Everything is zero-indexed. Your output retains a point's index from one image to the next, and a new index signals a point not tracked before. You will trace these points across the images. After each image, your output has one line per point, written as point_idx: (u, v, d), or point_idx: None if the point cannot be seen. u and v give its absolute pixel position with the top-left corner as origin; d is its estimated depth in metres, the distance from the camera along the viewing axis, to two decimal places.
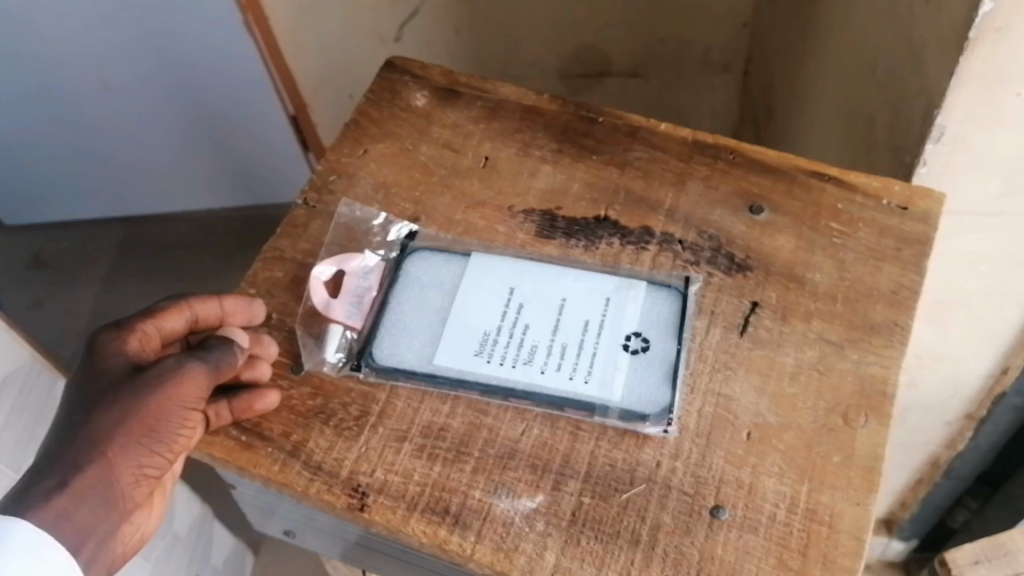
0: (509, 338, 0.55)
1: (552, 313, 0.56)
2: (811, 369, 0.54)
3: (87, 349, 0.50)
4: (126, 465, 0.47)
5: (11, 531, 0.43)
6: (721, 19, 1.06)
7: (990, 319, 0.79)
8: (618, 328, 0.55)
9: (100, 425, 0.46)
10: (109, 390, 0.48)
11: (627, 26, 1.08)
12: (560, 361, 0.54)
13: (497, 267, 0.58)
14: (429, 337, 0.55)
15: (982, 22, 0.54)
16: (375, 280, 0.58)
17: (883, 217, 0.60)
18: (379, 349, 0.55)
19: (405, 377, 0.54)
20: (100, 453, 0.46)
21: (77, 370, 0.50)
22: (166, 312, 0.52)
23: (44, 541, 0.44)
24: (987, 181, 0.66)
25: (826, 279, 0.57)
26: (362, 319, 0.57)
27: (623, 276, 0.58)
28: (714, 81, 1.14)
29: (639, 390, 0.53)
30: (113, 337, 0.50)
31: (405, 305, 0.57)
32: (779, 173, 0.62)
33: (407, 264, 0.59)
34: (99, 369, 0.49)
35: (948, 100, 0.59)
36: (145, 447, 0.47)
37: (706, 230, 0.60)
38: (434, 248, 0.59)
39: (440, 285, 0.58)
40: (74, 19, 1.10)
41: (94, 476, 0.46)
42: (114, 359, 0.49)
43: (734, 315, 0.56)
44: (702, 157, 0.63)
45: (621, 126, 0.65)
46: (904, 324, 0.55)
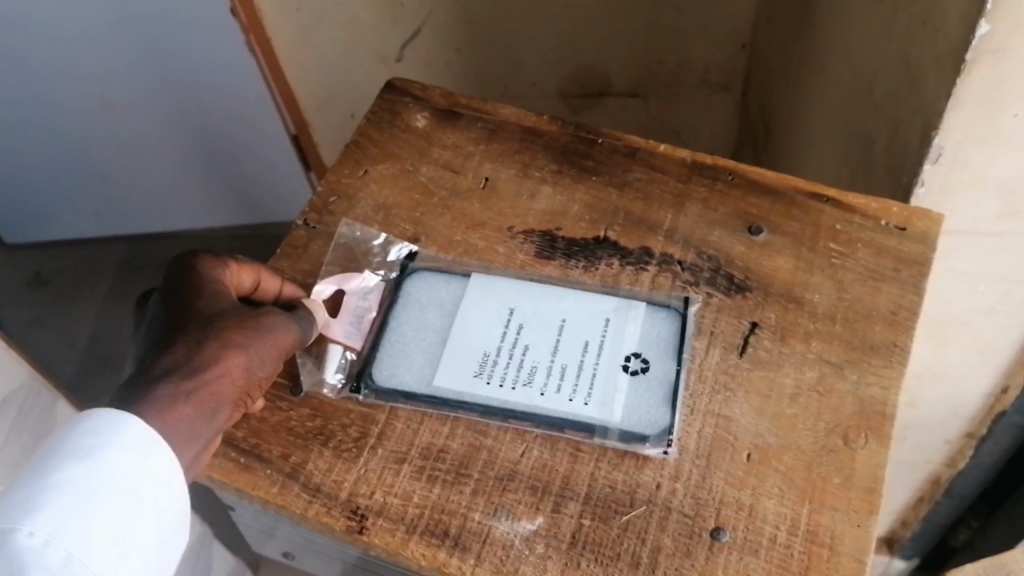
0: (511, 359, 0.55)
1: (552, 334, 0.56)
2: (810, 390, 0.54)
3: (178, 266, 0.53)
4: (235, 387, 0.48)
5: (123, 425, 0.43)
6: (719, 37, 1.07)
7: (990, 338, 0.79)
8: (621, 347, 0.55)
9: (225, 342, 0.48)
10: (229, 313, 0.50)
11: (626, 46, 1.08)
12: (561, 383, 0.54)
13: (498, 287, 0.58)
14: (429, 358, 0.55)
15: (979, 43, 0.55)
16: (374, 301, 0.59)
17: (881, 238, 0.60)
18: (378, 370, 0.55)
19: (405, 397, 0.54)
20: (222, 367, 0.48)
21: (165, 287, 0.52)
22: (243, 264, 0.54)
23: (156, 441, 0.44)
24: (987, 200, 0.66)
25: (826, 299, 0.57)
26: (362, 339, 0.57)
27: (622, 297, 0.58)
28: (712, 100, 1.15)
29: (643, 409, 0.53)
30: (217, 265, 0.53)
31: (404, 326, 0.57)
32: (778, 194, 0.62)
33: (407, 285, 0.59)
34: (207, 288, 0.51)
35: (946, 121, 0.60)
36: (250, 379, 0.49)
37: (705, 251, 0.60)
38: (434, 269, 0.59)
39: (440, 305, 0.58)
40: (76, 41, 1.11)
41: (211, 392, 0.47)
42: (215, 283, 0.52)
43: (733, 336, 0.56)
44: (701, 177, 0.63)
45: (620, 148, 0.65)
46: (903, 345, 0.55)
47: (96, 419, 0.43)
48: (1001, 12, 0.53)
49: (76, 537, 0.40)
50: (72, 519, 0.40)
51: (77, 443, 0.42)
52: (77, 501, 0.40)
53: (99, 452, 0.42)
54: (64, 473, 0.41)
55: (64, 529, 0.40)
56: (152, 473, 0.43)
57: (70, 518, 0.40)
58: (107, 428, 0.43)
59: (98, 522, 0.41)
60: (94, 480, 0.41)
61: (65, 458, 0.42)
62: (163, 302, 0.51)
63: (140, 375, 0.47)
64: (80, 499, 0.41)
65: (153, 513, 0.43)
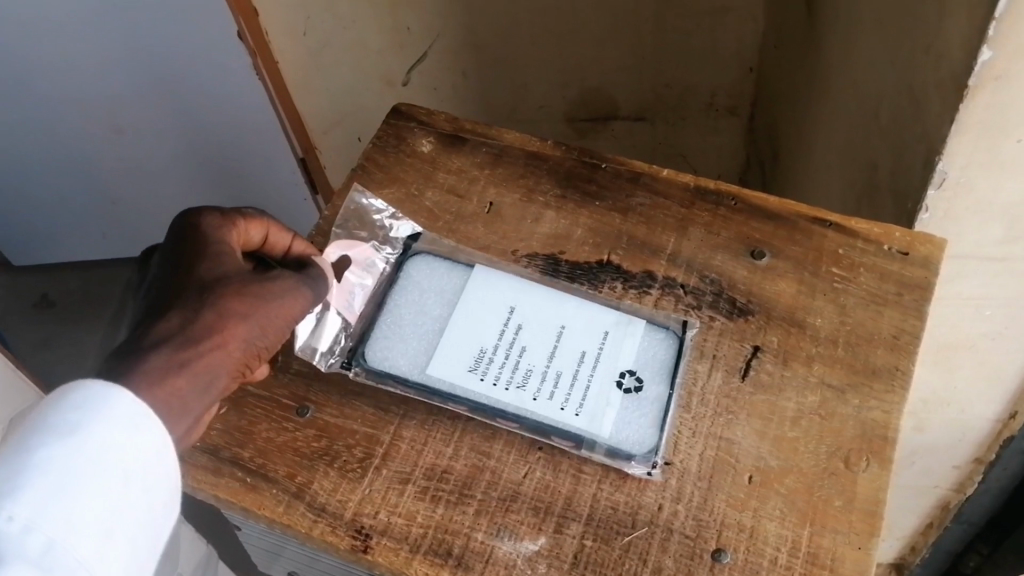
0: (507, 356, 0.55)
1: (550, 338, 0.56)
2: (812, 414, 0.54)
3: (183, 223, 0.54)
4: (234, 358, 0.50)
5: (112, 399, 0.44)
6: (727, 61, 1.08)
7: (994, 361, 0.80)
8: (615, 363, 0.56)
9: (223, 311, 0.50)
10: (235, 276, 0.52)
11: (634, 70, 1.10)
12: (554, 389, 0.54)
13: (500, 284, 0.58)
14: (425, 344, 0.56)
15: (981, 70, 0.55)
16: (376, 273, 0.60)
17: (884, 262, 0.60)
18: (372, 349, 0.56)
19: (397, 382, 0.54)
20: (221, 337, 0.49)
21: (168, 246, 0.54)
22: (251, 220, 0.56)
23: (145, 414, 0.45)
24: (991, 224, 0.67)
25: (828, 323, 0.58)
26: (360, 307, 0.59)
27: (624, 312, 0.58)
28: (720, 124, 1.16)
29: (631, 429, 0.53)
30: (227, 224, 0.55)
31: (401, 304, 0.58)
32: (780, 219, 0.62)
33: (408, 266, 0.60)
34: (210, 249, 0.53)
35: (948, 147, 0.61)
36: (250, 349, 0.51)
37: (707, 274, 0.60)
38: (437, 255, 0.60)
39: (440, 292, 0.59)
40: (91, 74, 1.12)
41: (206, 364, 0.48)
42: (220, 243, 0.54)
43: (735, 359, 0.56)
44: (704, 203, 0.63)
45: (623, 172, 0.66)
46: (905, 369, 0.56)
47: (80, 392, 0.44)
48: (1002, 40, 0.53)
49: (56, 521, 0.41)
50: (55, 502, 0.41)
51: (59, 419, 0.43)
52: (59, 484, 0.42)
53: (85, 428, 0.43)
54: (48, 451, 0.42)
55: (46, 514, 0.41)
56: (136, 449, 0.44)
57: (53, 502, 0.41)
58: (92, 403, 0.44)
59: (80, 503, 0.42)
60: (78, 460, 0.42)
61: (50, 433, 0.43)
62: (166, 262, 0.53)
63: (132, 346, 0.48)
64: (63, 480, 0.42)
65: (139, 486, 0.44)
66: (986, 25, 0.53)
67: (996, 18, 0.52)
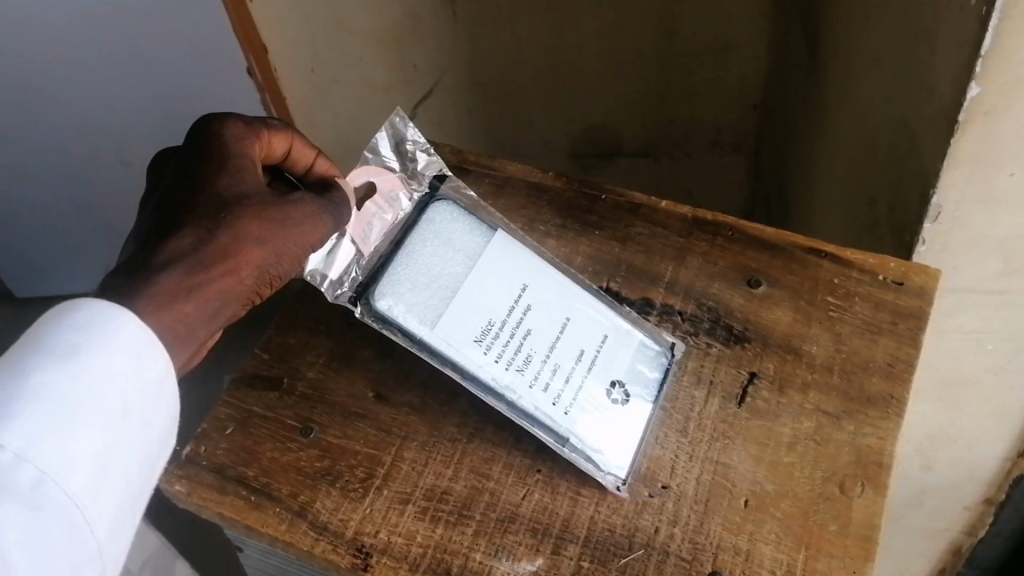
0: (512, 334, 0.55)
1: (555, 329, 0.56)
2: (807, 440, 0.55)
3: (204, 128, 0.54)
4: (243, 280, 0.50)
5: (117, 323, 0.43)
6: (731, 99, 1.10)
7: (1002, 398, 0.81)
8: (607, 370, 0.56)
9: (239, 234, 0.50)
10: (252, 194, 0.52)
11: (638, 106, 1.12)
12: (550, 380, 0.55)
13: (517, 258, 0.58)
14: (436, 296, 0.55)
15: (970, 105, 0.57)
16: (398, 208, 0.58)
17: (878, 292, 0.61)
18: (384, 288, 0.54)
19: (401, 333, 0.54)
20: (234, 263, 0.49)
21: (188, 150, 0.53)
22: (275, 133, 0.56)
23: (150, 342, 0.44)
24: (989, 258, 0.68)
25: (823, 351, 0.59)
26: (375, 240, 0.57)
27: (625, 322, 0.59)
28: (725, 161, 1.18)
29: (614, 444, 0.54)
30: (249, 136, 0.54)
31: (418, 248, 0.56)
32: (777, 249, 0.64)
33: (433, 207, 0.58)
34: (231, 161, 0.52)
35: (942, 181, 0.62)
36: (261, 274, 0.51)
37: (705, 302, 0.61)
38: (459, 207, 0.59)
39: (460, 244, 0.57)
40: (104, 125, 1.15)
41: (219, 288, 0.49)
42: (241, 155, 0.53)
43: (732, 386, 0.58)
44: (702, 233, 0.65)
45: (622, 204, 0.67)
46: (900, 397, 0.57)
47: (82, 311, 0.43)
48: (991, 76, 0.55)
49: (54, 448, 0.39)
50: (60, 422, 0.40)
51: (59, 338, 0.42)
52: (63, 402, 0.40)
53: (86, 352, 0.42)
54: (47, 374, 0.41)
55: (49, 435, 0.40)
56: (138, 375, 0.43)
57: (59, 421, 0.40)
58: (96, 323, 0.43)
59: (86, 423, 0.41)
60: (79, 384, 0.41)
61: (48, 356, 0.41)
62: (184, 166, 0.53)
63: (142, 264, 0.47)
64: (63, 406, 0.40)
65: (138, 417, 0.43)
66: (972, 63, 0.55)
67: (981, 55, 0.54)
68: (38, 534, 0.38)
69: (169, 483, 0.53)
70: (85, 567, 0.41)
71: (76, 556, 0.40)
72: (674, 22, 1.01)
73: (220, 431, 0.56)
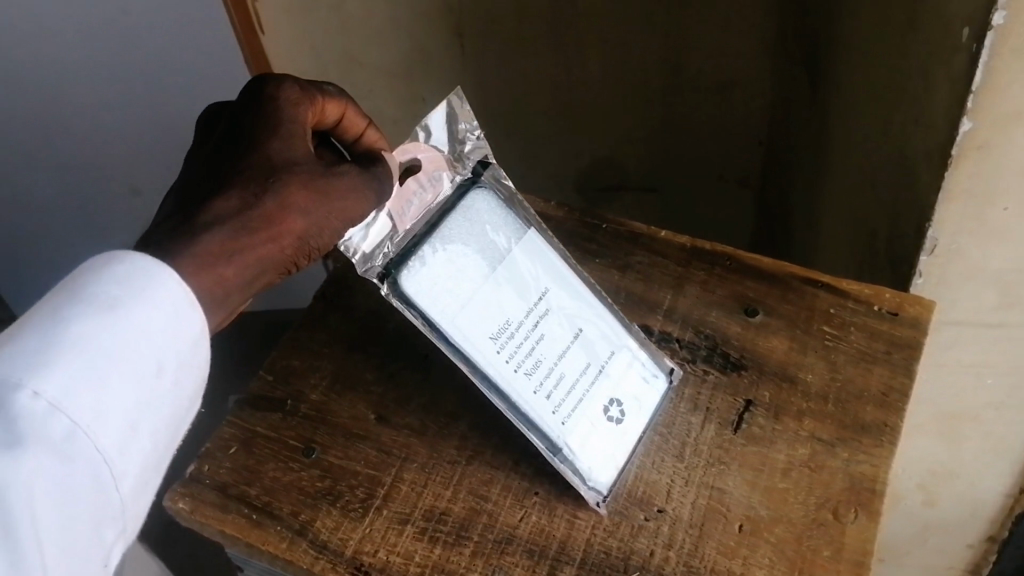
0: (525, 336, 0.53)
1: (567, 338, 0.55)
2: (801, 466, 0.56)
3: (259, 86, 0.50)
4: (280, 248, 0.48)
5: (157, 279, 0.42)
6: (737, 135, 1.11)
7: (1004, 436, 0.82)
8: (607, 386, 0.56)
9: (285, 202, 0.47)
10: (302, 164, 0.48)
11: (642, 142, 1.14)
12: (553, 388, 0.54)
13: (543, 259, 0.55)
14: (462, 286, 0.52)
15: (963, 140, 0.58)
16: (438, 190, 0.54)
17: (874, 321, 0.62)
18: (413, 268, 0.51)
19: (422, 319, 0.50)
20: (275, 232, 0.47)
21: (241, 109, 0.50)
22: (331, 100, 0.52)
23: (188, 302, 0.43)
24: (985, 291, 0.69)
25: (818, 379, 0.59)
26: (412, 219, 0.53)
27: (634, 340, 0.58)
28: (730, 195, 1.19)
29: (600, 461, 0.54)
30: (305, 100, 0.50)
31: (453, 232, 0.53)
32: (773, 279, 0.65)
33: (473, 196, 0.54)
34: (283, 126, 0.49)
35: (937, 215, 0.63)
36: (300, 243, 0.49)
37: (702, 330, 0.62)
38: (497, 198, 0.55)
39: (493, 236, 0.54)
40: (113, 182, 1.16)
41: (258, 255, 0.47)
42: (295, 120, 0.49)
43: (728, 413, 0.58)
44: (700, 262, 0.66)
45: (623, 232, 0.69)
46: (893, 425, 0.57)
47: (123, 264, 0.42)
48: (982, 110, 0.56)
49: (85, 405, 0.39)
50: (95, 377, 0.40)
51: (98, 291, 0.41)
52: (99, 357, 0.40)
53: (124, 307, 0.41)
54: (84, 328, 0.40)
55: (81, 391, 0.39)
56: (173, 335, 0.43)
57: (94, 376, 0.39)
58: (138, 278, 0.42)
59: (119, 382, 0.40)
60: (114, 341, 0.41)
61: (87, 307, 0.41)
62: (233, 127, 0.49)
63: (184, 221, 0.45)
64: (97, 361, 0.40)
65: (167, 378, 0.43)
66: (963, 98, 0.56)
67: (973, 90, 0.55)
68: (66, 490, 0.38)
69: (173, 501, 0.54)
70: (107, 524, 0.41)
71: (99, 514, 0.40)
72: (678, 59, 1.03)
73: (224, 451, 0.57)
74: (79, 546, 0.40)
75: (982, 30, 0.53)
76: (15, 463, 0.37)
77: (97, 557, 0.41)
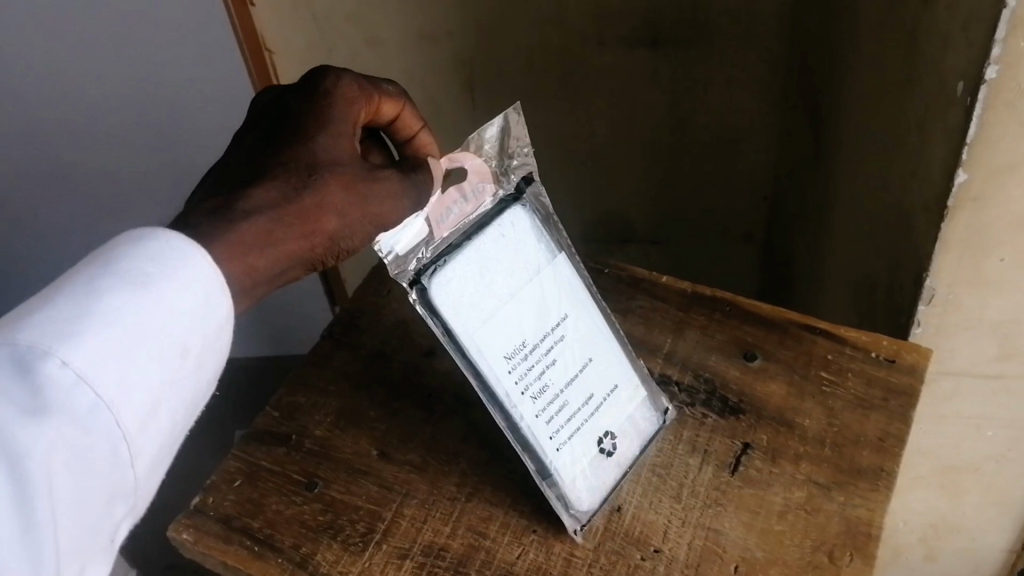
0: (539, 360, 0.54)
1: (575, 367, 0.56)
2: (798, 509, 0.56)
3: (318, 78, 0.51)
4: (314, 242, 0.49)
5: (189, 259, 0.43)
6: (743, 190, 1.13)
7: (1005, 489, 0.83)
8: (605, 421, 0.57)
9: (323, 200, 0.48)
10: (347, 163, 0.49)
11: (648, 195, 1.16)
12: (554, 415, 0.55)
13: (565, 286, 0.57)
14: (486, 302, 0.52)
15: (958, 192, 0.59)
16: (480, 202, 0.54)
17: (871, 368, 0.63)
18: (442, 280, 0.51)
19: (444, 331, 0.51)
20: (313, 228, 0.48)
21: (299, 96, 0.51)
22: (387, 100, 0.53)
23: (216, 284, 0.44)
24: (983, 343, 0.70)
25: (816, 425, 0.60)
26: (449, 228, 0.53)
27: (636, 379, 0.60)
28: (735, 250, 1.21)
29: (585, 490, 0.55)
30: (361, 98, 0.51)
31: (488, 248, 0.53)
32: (772, 324, 0.66)
33: (512, 214, 0.55)
34: (334, 122, 0.50)
35: (934, 265, 0.64)
36: (333, 241, 0.50)
37: (701, 373, 0.64)
38: (537, 218, 0.56)
39: (524, 257, 0.55)
40: None
41: (289, 249, 0.48)
42: (348, 117, 0.50)
43: (725, 455, 0.59)
44: (700, 306, 0.68)
45: (625, 276, 0.72)
46: (889, 470, 0.57)
47: (159, 241, 0.42)
48: (976, 163, 0.58)
49: (109, 376, 0.38)
50: (129, 350, 0.39)
51: (131, 265, 0.41)
52: (129, 331, 0.40)
53: (156, 283, 0.41)
54: (115, 299, 0.40)
55: (107, 362, 0.39)
56: (199, 315, 0.43)
57: (128, 349, 0.39)
58: (170, 256, 0.42)
59: (144, 358, 0.40)
60: (143, 313, 0.40)
61: (121, 280, 0.40)
62: (288, 113, 0.50)
63: (221, 208, 0.46)
64: (126, 334, 0.39)
65: (189, 360, 0.43)
66: (958, 151, 0.58)
67: (967, 143, 0.57)
68: (87, 461, 0.38)
69: (177, 532, 0.55)
70: (119, 498, 0.41)
71: (112, 489, 0.40)
72: (684, 113, 1.05)
73: (228, 483, 0.58)
74: (91, 518, 0.39)
75: (975, 83, 0.54)
76: (39, 430, 0.36)
77: (106, 531, 0.41)
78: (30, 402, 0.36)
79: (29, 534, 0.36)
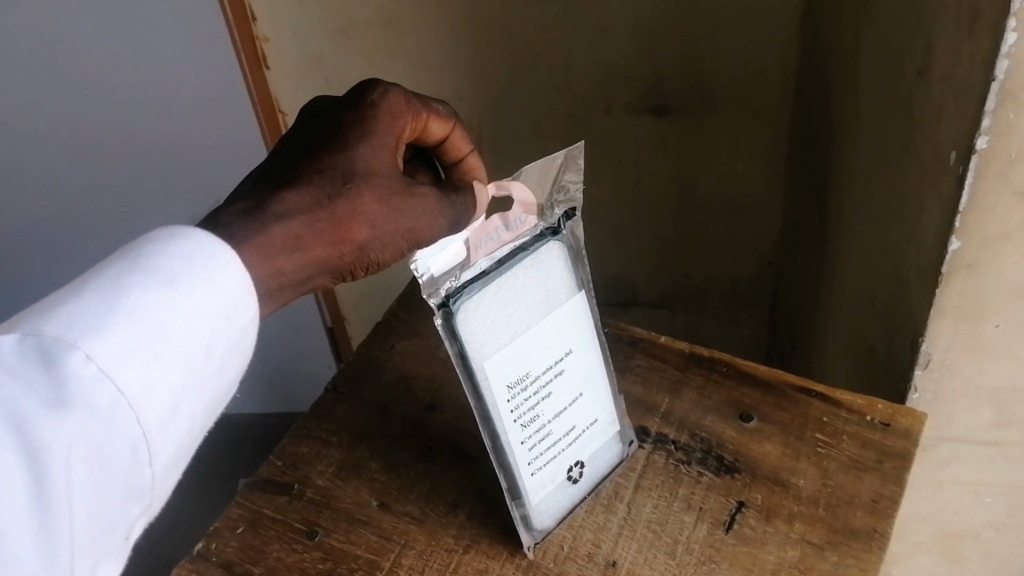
0: (537, 390, 0.56)
1: (567, 399, 0.58)
2: (791, 568, 0.56)
3: (367, 91, 0.54)
4: (344, 250, 0.51)
5: (216, 261, 0.44)
6: (748, 256, 1.14)
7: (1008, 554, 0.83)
8: (580, 450, 0.60)
9: (357, 207, 0.50)
10: (385, 173, 0.52)
11: (653, 261, 1.17)
12: (538, 443, 0.57)
13: (578, 323, 0.58)
14: (502, 331, 0.54)
15: (952, 258, 0.61)
16: (518, 231, 0.55)
17: (866, 431, 0.64)
18: (467, 307, 0.52)
19: (459, 355, 0.52)
20: (344, 236, 0.50)
21: (348, 107, 0.53)
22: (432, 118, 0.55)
23: (243, 287, 0.45)
24: (981, 408, 0.71)
25: (811, 484, 0.61)
26: (484, 253, 0.53)
27: (614, 420, 0.62)
28: (740, 315, 1.22)
29: (544, 511, 0.58)
30: (408, 114, 0.54)
31: (517, 280, 0.54)
32: (768, 386, 0.68)
33: (547, 248, 0.56)
34: (377, 133, 0.52)
35: (929, 330, 0.65)
36: (362, 251, 0.52)
37: (698, 434, 0.65)
38: (567, 253, 0.57)
39: (546, 291, 0.56)
40: None
41: (318, 254, 0.50)
42: (391, 129, 0.53)
43: (721, 513, 0.60)
44: (698, 367, 0.70)
45: (625, 337, 0.74)
46: (883, 531, 0.58)
47: (188, 243, 0.44)
48: (969, 230, 0.59)
49: (130, 370, 0.40)
50: (153, 346, 0.41)
51: (162, 264, 0.43)
52: (155, 327, 0.41)
53: (183, 281, 0.43)
54: (142, 295, 0.41)
55: (132, 357, 0.40)
56: (225, 318, 0.44)
57: (150, 347, 0.41)
58: (198, 258, 0.44)
59: (168, 355, 0.41)
60: (165, 311, 0.42)
61: (153, 279, 0.42)
62: (335, 122, 0.53)
63: (256, 210, 0.48)
64: (151, 329, 0.41)
65: (214, 360, 0.44)
66: (951, 218, 0.59)
67: (959, 210, 0.58)
68: (104, 456, 0.39)
69: None
70: (136, 496, 0.42)
71: (129, 485, 0.41)
72: (689, 179, 1.07)
73: (231, 530, 0.59)
74: (108, 512, 0.40)
75: (966, 153, 0.56)
76: (61, 422, 0.37)
77: (120, 529, 0.42)
78: (53, 394, 0.38)
79: (45, 525, 0.37)
